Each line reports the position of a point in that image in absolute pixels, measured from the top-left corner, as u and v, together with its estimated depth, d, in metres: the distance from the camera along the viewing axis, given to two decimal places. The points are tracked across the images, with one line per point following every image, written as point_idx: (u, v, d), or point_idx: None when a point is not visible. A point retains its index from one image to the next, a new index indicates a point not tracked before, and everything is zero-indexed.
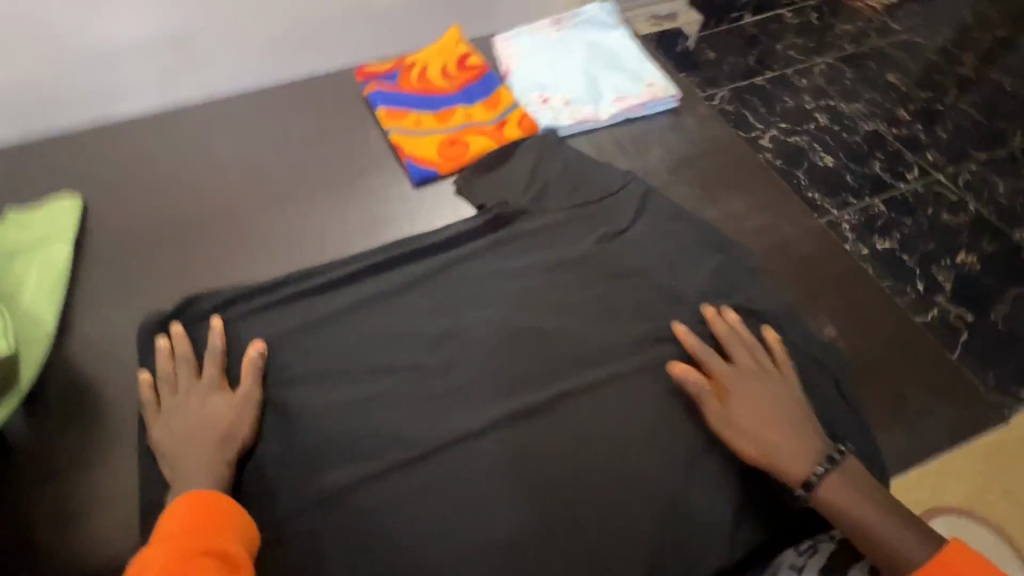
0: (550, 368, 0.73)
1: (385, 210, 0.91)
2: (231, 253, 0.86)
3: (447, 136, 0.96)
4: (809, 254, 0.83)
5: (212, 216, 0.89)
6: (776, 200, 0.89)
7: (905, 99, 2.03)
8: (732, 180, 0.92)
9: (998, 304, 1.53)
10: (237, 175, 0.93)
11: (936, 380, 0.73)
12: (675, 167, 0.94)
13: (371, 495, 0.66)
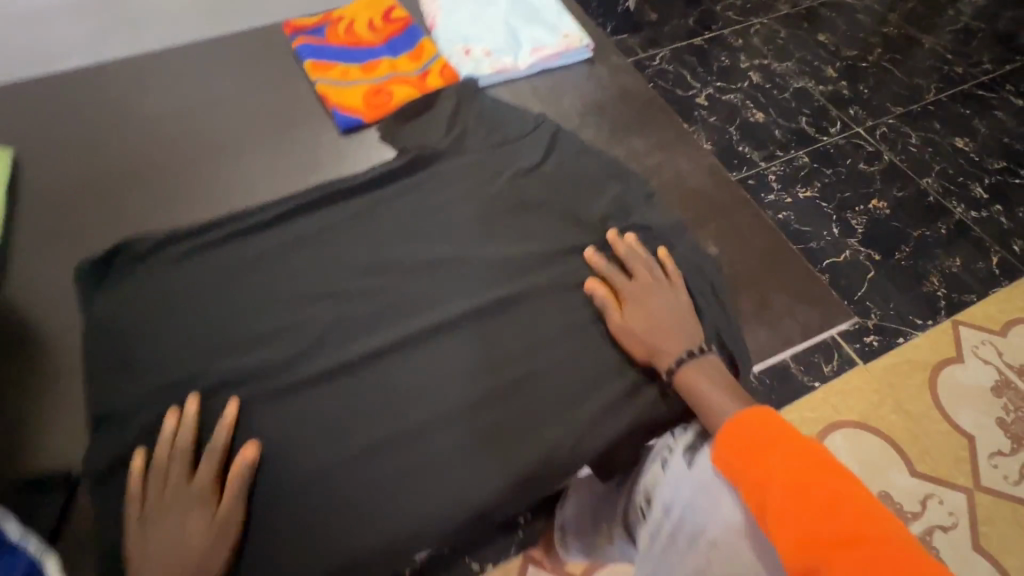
0: (463, 289, 0.80)
1: (313, 157, 0.96)
2: (163, 199, 0.90)
3: (373, 85, 1.01)
4: (697, 183, 0.94)
5: (143, 166, 0.93)
6: (672, 139, 0.99)
7: (834, 57, 2.12)
8: (637, 123, 1.00)
9: (903, 244, 1.67)
10: (169, 127, 0.97)
11: (795, 286, 0.85)
12: (588, 108, 1.02)
13: (298, 401, 0.72)
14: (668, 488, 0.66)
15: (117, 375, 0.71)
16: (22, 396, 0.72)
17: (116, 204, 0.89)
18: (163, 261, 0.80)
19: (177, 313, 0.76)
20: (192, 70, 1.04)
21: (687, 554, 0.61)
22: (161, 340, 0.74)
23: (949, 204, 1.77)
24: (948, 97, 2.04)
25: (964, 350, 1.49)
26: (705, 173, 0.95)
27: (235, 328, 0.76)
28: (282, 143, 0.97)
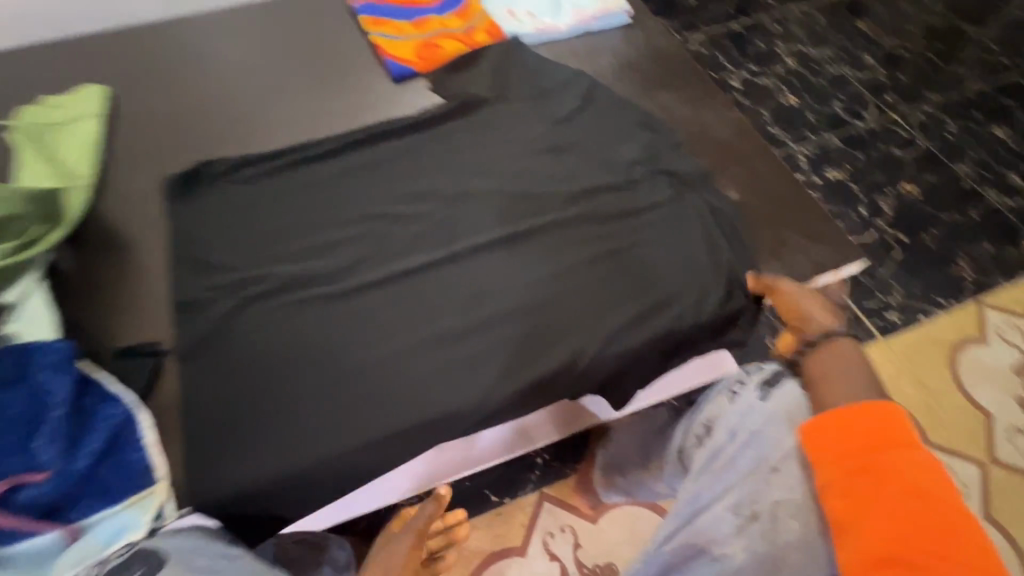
0: (501, 218, 0.88)
1: (367, 102, 1.05)
2: (234, 133, 1.00)
3: (424, 40, 1.09)
4: (721, 136, 1.01)
5: (215, 105, 1.03)
6: (701, 98, 1.05)
7: (874, 44, 2.11)
8: (669, 82, 1.07)
9: (933, 227, 1.67)
10: (242, 72, 1.08)
11: (811, 233, 0.91)
12: (623, 67, 1.09)
13: (347, 304, 0.80)
14: (737, 415, 0.67)
15: (199, 272, 0.82)
16: (116, 289, 0.82)
17: (196, 137, 0.99)
18: (235, 182, 0.90)
19: (245, 226, 0.85)
20: (263, 24, 1.14)
21: (747, 470, 0.60)
22: (237, 245, 0.84)
23: (984, 190, 1.77)
24: (989, 87, 2.02)
25: (989, 331, 1.49)
26: (729, 128, 1.02)
27: (298, 240, 0.85)
28: (339, 90, 1.07)
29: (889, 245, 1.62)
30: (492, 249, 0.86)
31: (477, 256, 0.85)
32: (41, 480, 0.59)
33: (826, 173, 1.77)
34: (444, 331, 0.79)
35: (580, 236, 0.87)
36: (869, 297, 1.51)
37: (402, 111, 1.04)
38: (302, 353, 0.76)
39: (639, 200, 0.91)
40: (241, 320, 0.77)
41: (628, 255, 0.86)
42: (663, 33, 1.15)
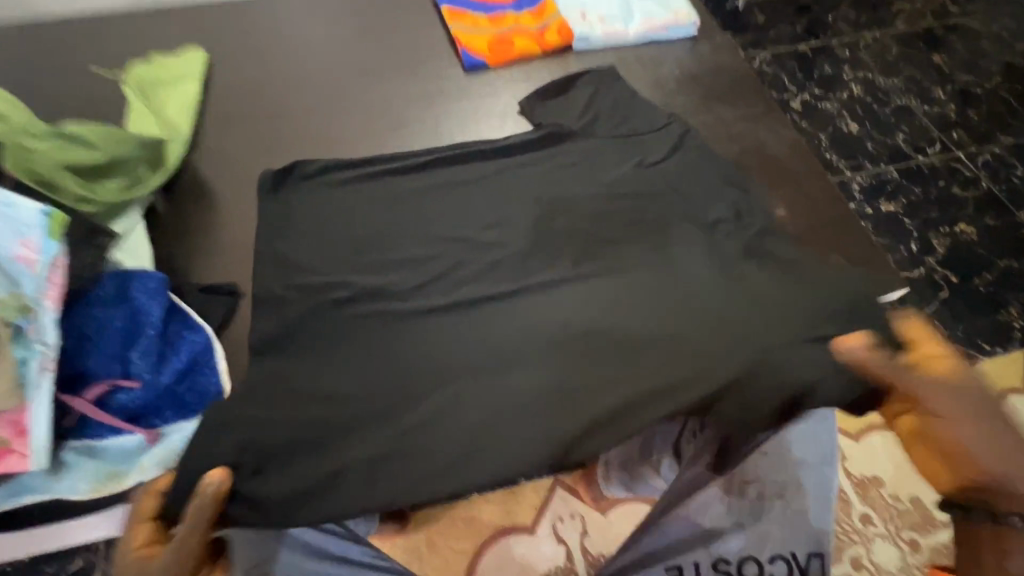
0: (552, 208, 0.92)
1: (437, 89, 1.12)
2: (312, 106, 1.08)
3: (497, 34, 1.15)
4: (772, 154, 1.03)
5: (303, 83, 1.11)
6: (758, 115, 1.08)
7: (946, 80, 2.05)
8: (727, 98, 1.10)
9: (985, 270, 1.63)
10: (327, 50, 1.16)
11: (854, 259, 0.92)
12: (686, 80, 1.12)
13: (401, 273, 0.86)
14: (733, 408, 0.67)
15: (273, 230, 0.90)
16: (201, 234, 0.91)
17: (279, 105, 1.07)
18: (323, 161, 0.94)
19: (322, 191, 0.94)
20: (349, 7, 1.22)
21: None
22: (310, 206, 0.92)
23: None
24: None
25: None
26: (783, 147, 1.04)
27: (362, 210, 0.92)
28: (411, 75, 1.13)
29: (940, 285, 1.59)
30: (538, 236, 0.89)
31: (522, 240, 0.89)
32: (133, 387, 0.69)
33: (883, 205, 1.74)
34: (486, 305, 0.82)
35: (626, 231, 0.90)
36: None
37: (472, 100, 1.10)
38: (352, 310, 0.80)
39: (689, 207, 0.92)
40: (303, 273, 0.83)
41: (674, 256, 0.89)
42: (729, 49, 1.17)
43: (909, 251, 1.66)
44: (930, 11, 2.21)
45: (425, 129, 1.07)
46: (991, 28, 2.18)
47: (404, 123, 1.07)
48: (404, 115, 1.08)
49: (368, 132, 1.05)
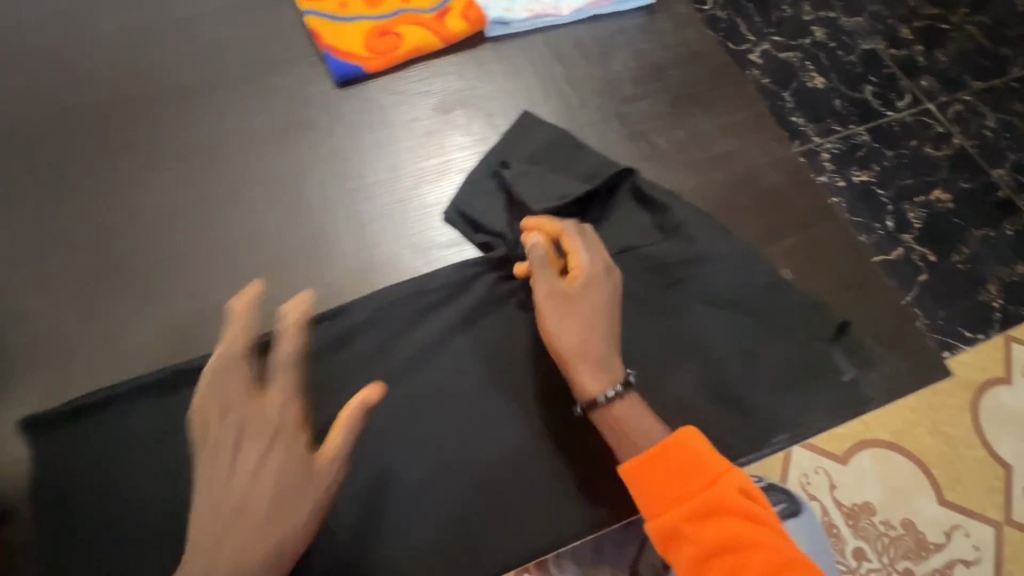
0: (485, 304, 0.66)
1: (295, 110, 0.76)
2: (104, 159, 0.71)
3: (377, 21, 0.80)
4: (775, 185, 0.73)
5: (100, 158, 0.71)
6: (745, 122, 0.77)
7: (912, 14, 1.76)
8: (708, 94, 0.79)
9: (960, 243, 1.47)
10: (121, 59, 0.77)
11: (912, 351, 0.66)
12: (644, 70, 0.81)
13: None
14: None
15: (67, 394, 0.61)
16: None
17: (52, 161, 0.71)
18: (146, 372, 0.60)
19: (134, 319, 0.64)
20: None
21: None
22: (130, 346, 0.63)
23: (1020, 202, 1.55)
24: None
25: (1015, 369, 1.33)
26: (783, 172, 0.74)
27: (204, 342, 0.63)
28: (253, 91, 0.77)
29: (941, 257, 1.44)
30: (472, 356, 0.64)
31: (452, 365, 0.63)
32: None
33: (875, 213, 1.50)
34: (406, 483, 0.59)
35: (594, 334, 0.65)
36: None
37: (344, 127, 0.76)
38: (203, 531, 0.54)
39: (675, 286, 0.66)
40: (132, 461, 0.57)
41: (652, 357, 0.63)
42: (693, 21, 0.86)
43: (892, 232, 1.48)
44: None
45: (282, 180, 0.72)
46: None
47: (248, 173, 0.72)
48: (245, 161, 0.73)
49: (212, 252, 0.68)
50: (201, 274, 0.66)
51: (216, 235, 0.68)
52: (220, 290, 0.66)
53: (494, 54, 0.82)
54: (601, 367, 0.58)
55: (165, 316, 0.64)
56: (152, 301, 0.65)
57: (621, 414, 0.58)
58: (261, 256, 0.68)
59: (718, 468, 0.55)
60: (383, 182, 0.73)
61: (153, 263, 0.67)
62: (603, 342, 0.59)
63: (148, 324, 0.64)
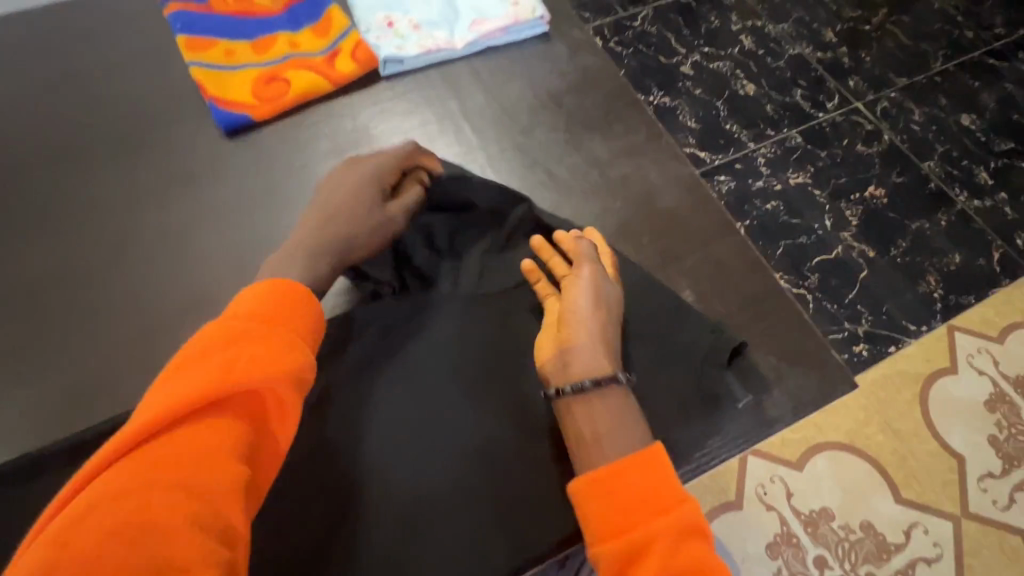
0: (369, 350, 0.70)
1: (187, 169, 0.80)
2: (13, 229, 0.75)
3: (265, 66, 0.82)
4: (674, 205, 0.82)
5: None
6: (642, 145, 0.85)
7: (833, 19, 1.70)
8: (577, 138, 0.85)
9: (899, 238, 1.39)
10: (24, 132, 0.81)
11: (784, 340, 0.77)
12: (520, 114, 0.86)
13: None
14: None
15: None
16: None
17: None
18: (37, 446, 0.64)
19: (31, 382, 0.68)
20: (53, 58, 0.86)
21: None
22: (34, 406, 0.67)
23: (962, 194, 1.46)
24: (954, 68, 1.64)
25: (959, 358, 1.26)
26: (682, 191, 0.82)
27: (104, 401, 0.68)
28: (144, 155, 0.81)
29: (882, 249, 1.37)
30: (367, 391, 0.66)
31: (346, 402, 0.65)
32: None
33: (821, 207, 1.41)
34: (277, 531, 0.60)
35: (484, 358, 0.70)
36: (833, 329, 1.26)
37: (230, 185, 0.79)
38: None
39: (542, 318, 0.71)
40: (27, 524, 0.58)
41: (518, 389, 0.69)
42: (571, 60, 0.90)
43: (840, 225, 1.39)
44: None
45: (176, 240, 0.76)
46: None
47: (144, 235, 0.76)
48: (137, 224, 0.77)
49: (107, 314, 0.72)
50: (102, 334, 0.71)
51: (114, 297, 0.73)
52: (111, 349, 0.70)
53: (389, 93, 0.85)
54: (603, 352, 0.60)
55: (69, 375, 0.69)
56: (57, 364, 0.70)
57: (601, 406, 0.57)
58: (151, 315, 0.72)
59: (673, 497, 0.50)
60: (267, 237, 0.77)
61: (57, 326, 0.71)
62: (604, 330, 0.62)
63: (48, 386, 0.68)
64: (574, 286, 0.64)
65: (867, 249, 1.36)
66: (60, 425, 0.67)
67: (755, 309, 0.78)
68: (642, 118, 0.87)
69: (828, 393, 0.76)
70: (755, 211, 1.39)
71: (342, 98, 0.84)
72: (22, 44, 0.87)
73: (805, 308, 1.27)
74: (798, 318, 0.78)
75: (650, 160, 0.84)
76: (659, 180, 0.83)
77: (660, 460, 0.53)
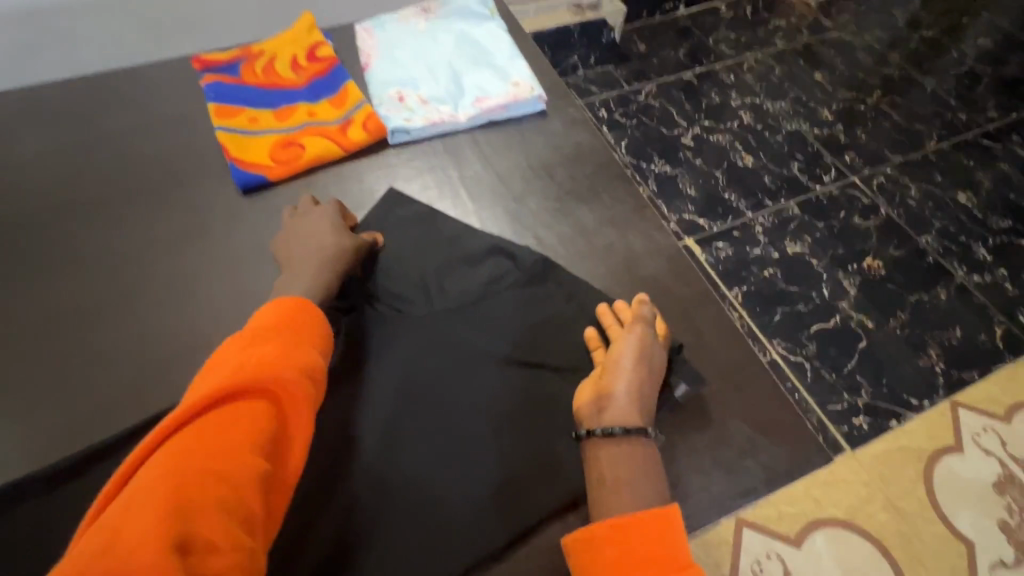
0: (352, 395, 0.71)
1: (204, 222, 0.87)
2: (41, 267, 0.81)
3: (283, 134, 0.90)
4: (656, 272, 0.85)
5: (32, 265, 0.81)
6: (628, 215, 0.90)
7: (829, 98, 1.79)
8: (566, 205, 0.90)
9: (899, 309, 1.40)
10: (67, 181, 0.89)
11: (758, 408, 0.77)
12: (514, 180, 0.92)
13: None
14: None
15: None
16: None
17: None
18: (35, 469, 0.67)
19: (32, 408, 0.71)
20: (102, 116, 0.96)
21: None
22: (22, 439, 0.69)
23: (959, 269, 1.47)
24: (949, 147, 1.70)
25: (964, 437, 1.22)
26: (665, 261, 0.86)
27: (76, 446, 0.68)
28: (168, 203, 0.88)
29: (878, 319, 1.38)
30: (346, 435, 0.69)
31: (326, 451, 0.67)
32: None
33: (817, 276, 1.44)
34: None
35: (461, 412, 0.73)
36: (832, 399, 1.25)
37: (244, 232, 0.86)
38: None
39: (522, 375, 0.74)
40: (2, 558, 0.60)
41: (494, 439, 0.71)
42: (565, 133, 0.98)
43: (837, 294, 1.41)
44: (867, 59, 1.90)
45: (181, 289, 0.81)
46: (866, 42, 1.95)
47: (151, 285, 0.81)
48: (152, 266, 0.83)
49: (110, 350, 0.76)
50: (92, 380, 0.73)
51: (114, 341, 0.76)
52: (105, 384, 0.73)
53: (395, 161, 0.93)
54: (631, 405, 0.66)
55: (54, 417, 0.71)
56: (49, 400, 0.72)
57: (627, 454, 0.63)
58: (152, 352, 0.76)
59: (685, 556, 0.55)
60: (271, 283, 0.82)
61: (54, 367, 0.74)
62: (639, 385, 0.68)
63: (43, 416, 0.71)
64: (621, 343, 0.71)
65: (862, 319, 1.37)
66: (50, 451, 0.68)
67: (734, 375, 0.79)
68: (629, 188, 0.93)
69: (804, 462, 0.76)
70: (751, 276, 1.42)
71: (351, 163, 0.92)
72: (80, 103, 0.97)
73: (799, 376, 1.28)
74: (776, 387, 0.79)
75: (634, 227, 0.89)
76: (643, 247, 0.87)
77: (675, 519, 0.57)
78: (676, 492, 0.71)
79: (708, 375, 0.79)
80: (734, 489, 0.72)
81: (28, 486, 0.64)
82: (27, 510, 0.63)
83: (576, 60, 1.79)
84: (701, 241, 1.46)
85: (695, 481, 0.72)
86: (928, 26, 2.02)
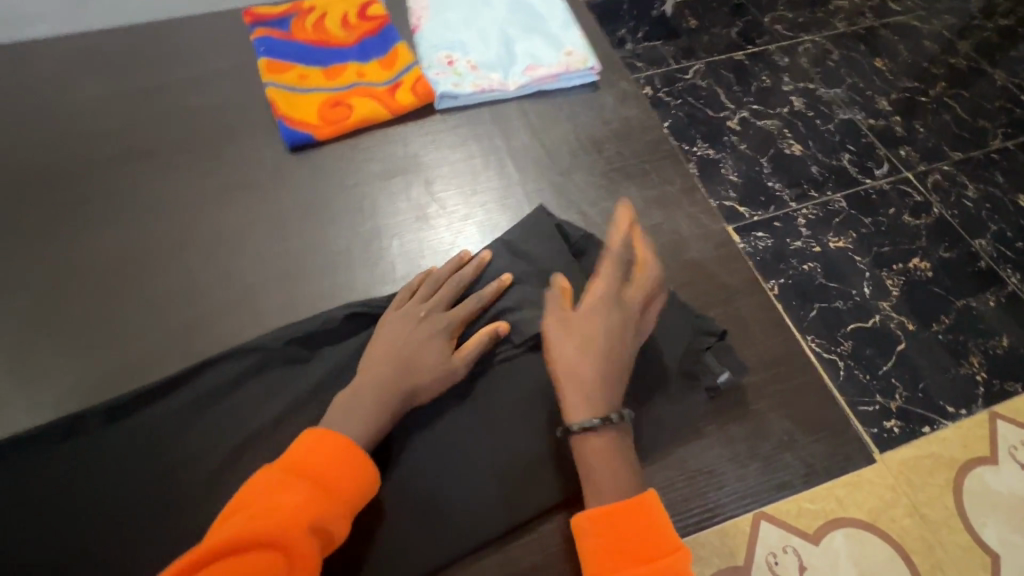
0: None
1: (251, 177, 0.87)
2: (97, 213, 0.83)
3: (331, 93, 0.89)
4: (701, 257, 0.83)
5: (88, 211, 0.83)
6: (675, 196, 0.88)
7: (888, 87, 1.70)
8: (611, 182, 0.88)
9: (943, 314, 1.34)
10: (122, 129, 0.90)
11: (795, 401, 0.76)
12: (560, 154, 0.90)
13: (191, 478, 0.66)
14: None
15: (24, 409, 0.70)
16: None
17: (47, 210, 0.83)
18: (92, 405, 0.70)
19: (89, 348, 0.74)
20: (154, 66, 0.97)
21: None
22: (80, 377, 0.72)
23: (1012, 276, 1.41)
24: (1014, 146, 1.61)
25: (1000, 450, 1.18)
26: (710, 245, 0.84)
27: (128, 388, 0.71)
28: (216, 157, 0.89)
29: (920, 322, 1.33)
30: None
31: None
32: None
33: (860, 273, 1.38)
34: None
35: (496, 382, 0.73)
36: (864, 400, 1.21)
37: (290, 189, 0.86)
38: (117, 558, 0.62)
39: None
40: (69, 485, 0.65)
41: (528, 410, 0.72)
42: (614, 108, 0.95)
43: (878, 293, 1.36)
44: (933, 47, 1.79)
45: (229, 242, 0.82)
46: (935, 28, 1.83)
47: (199, 239, 0.82)
48: (201, 217, 0.84)
49: (160, 297, 0.78)
50: (143, 325, 0.76)
51: (165, 291, 0.78)
52: (156, 329, 0.76)
53: (441, 126, 0.91)
54: (587, 394, 0.61)
55: (109, 359, 0.74)
56: (105, 342, 0.75)
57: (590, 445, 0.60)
58: (198, 301, 0.78)
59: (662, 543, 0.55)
60: (314, 242, 0.83)
61: (110, 311, 0.77)
62: (583, 369, 0.61)
63: (99, 357, 0.74)
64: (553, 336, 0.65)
65: (904, 320, 1.32)
66: (107, 390, 0.72)
67: (773, 367, 0.78)
68: (678, 169, 0.90)
69: (836, 457, 0.75)
70: (791, 268, 1.38)
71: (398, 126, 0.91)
72: (133, 52, 0.98)
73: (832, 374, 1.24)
74: (816, 382, 0.78)
75: (680, 209, 0.86)
76: (689, 230, 0.85)
77: (649, 506, 0.57)
78: (708, 478, 0.71)
79: (746, 364, 0.77)
80: (764, 480, 0.72)
81: (89, 419, 0.68)
82: (92, 443, 0.67)
83: (624, 34, 1.72)
84: (741, 230, 1.42)
85: (727, 470, 0.72)
86: (1005, 14, 1.88)
